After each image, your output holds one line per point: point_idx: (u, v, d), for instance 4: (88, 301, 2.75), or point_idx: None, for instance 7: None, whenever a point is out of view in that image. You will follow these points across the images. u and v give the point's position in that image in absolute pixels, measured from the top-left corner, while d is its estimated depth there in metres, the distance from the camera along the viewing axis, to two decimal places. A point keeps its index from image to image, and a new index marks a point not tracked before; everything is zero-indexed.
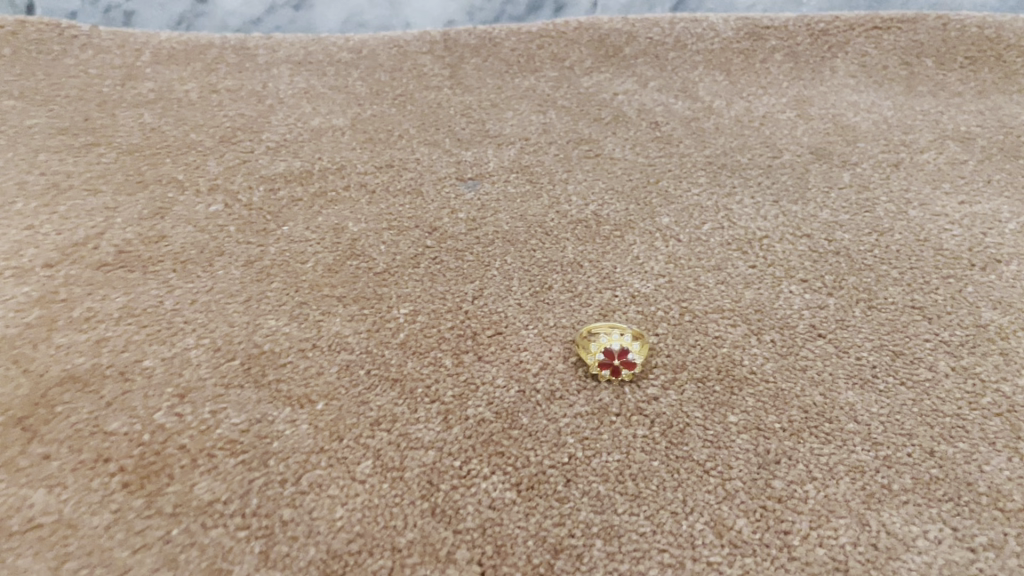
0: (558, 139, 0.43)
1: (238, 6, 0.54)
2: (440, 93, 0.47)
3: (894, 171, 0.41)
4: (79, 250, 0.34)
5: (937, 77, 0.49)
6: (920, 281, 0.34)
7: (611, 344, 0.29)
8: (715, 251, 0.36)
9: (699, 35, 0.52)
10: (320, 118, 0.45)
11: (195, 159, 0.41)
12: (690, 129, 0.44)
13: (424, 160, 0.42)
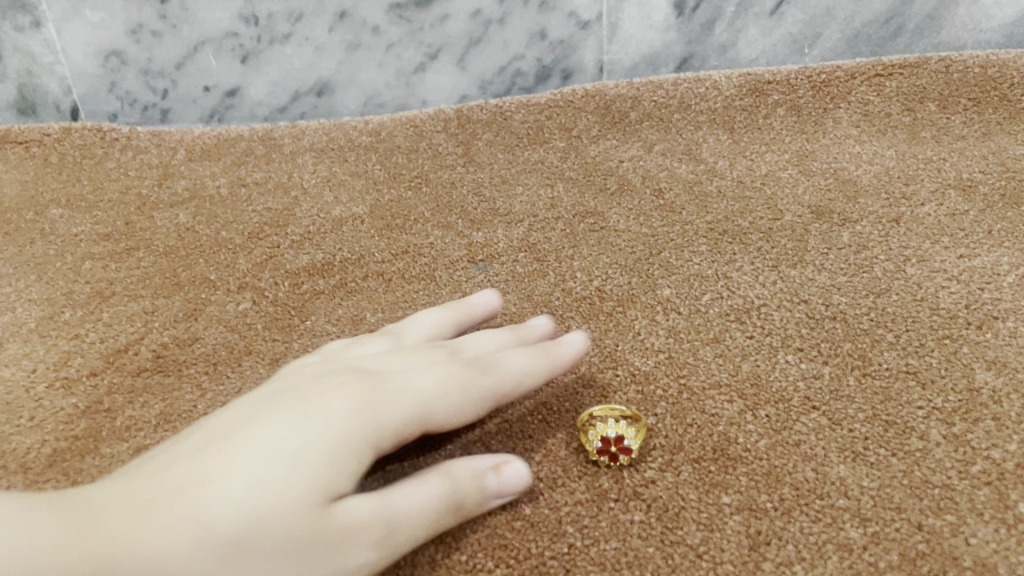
0: (566, 214, 0.45)
1: (264, 96, 0.57)
2: (454, 173, 0.50)
3: (894, 227, 0.42)
4: (121, 357, 0.37)
5: (940, 122, 0.50)
6: (916, 345, 0.35)
7: (607, 432, 0.30)
8: (714, 322, 0.37)
9: (702, 95, 0.53)
10: (341, 206, 0.48)
11: (226, 257, 0.44)
12: (693, 194, 0.46)
13: (437, 244, 0.44)
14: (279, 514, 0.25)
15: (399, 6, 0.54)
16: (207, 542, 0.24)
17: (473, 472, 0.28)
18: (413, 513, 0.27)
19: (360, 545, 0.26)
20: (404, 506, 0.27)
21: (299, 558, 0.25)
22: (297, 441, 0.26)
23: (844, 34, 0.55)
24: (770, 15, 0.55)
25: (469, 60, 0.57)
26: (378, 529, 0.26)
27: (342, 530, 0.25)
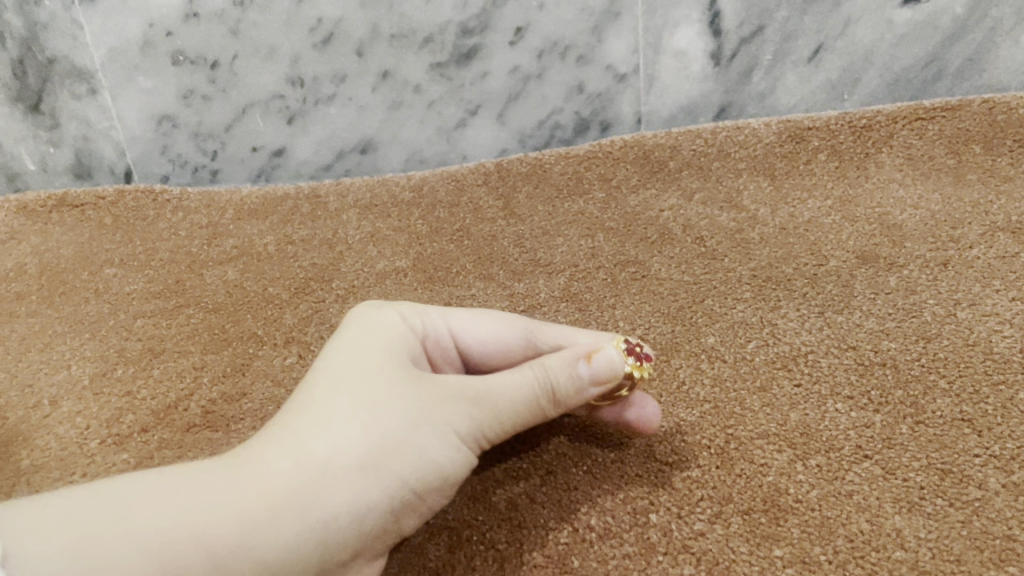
0: (606, 263, 0.46)
1: (309, 155, 0.59)
2: (495, 226, 0.51)
3: (942, 271, 0.41)
4: (171, 412, 0.38)
5: (985, 165, 0.49)
6: (970, 391, 0.34)
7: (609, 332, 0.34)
8: (760, 370, 0.36)
9: (741, 143, 0.53)
10: (385, 261, 0.48)
11: (273, 312, 0.45)
12: (735, 242, 0.46)
13: (479, 297, 0.44)
14: (358, 372, 0.28)
15: (440, 65, 0.55)
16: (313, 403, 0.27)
17: (563, 360, 0.31)
18: (515, 391, 0.29)
19: (474, 409, 0.28)
20: (504, 387, 0.29)
21: (402, 385, 0.28)
22: (344, 338, 0.30)
23: (884, 80, 0.55)
24: (808, 62, 0.54)
25: (508, 115, 0.58)
26: (479, 392, 0.29)
27: (440, 387, 0.28)
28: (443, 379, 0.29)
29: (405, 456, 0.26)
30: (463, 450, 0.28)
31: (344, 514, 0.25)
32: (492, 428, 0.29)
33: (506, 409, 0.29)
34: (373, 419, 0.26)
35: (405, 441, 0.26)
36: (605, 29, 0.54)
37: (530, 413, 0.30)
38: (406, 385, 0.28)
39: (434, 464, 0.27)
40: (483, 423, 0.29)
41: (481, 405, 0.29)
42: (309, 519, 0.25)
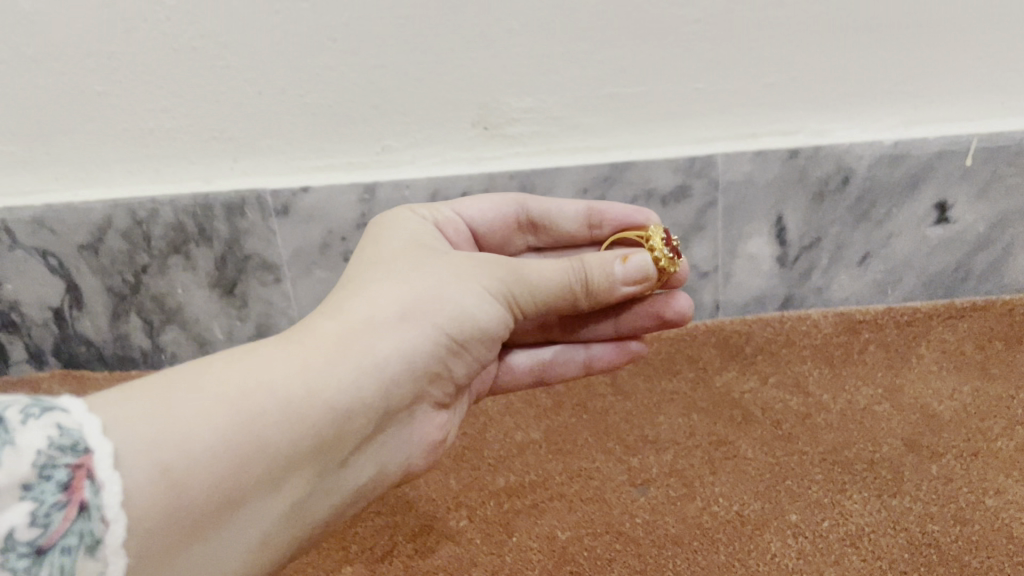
0: (702, 441, 0.58)
1: None
2: (606, 401, 0.63)
3: (974, 460, 0.53)
4: (380, 565, 0.50)
5: (1008, 360, 0.61)
6: (996, 571, 0.45)
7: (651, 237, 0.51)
8: (834, 547, 0.48)
9: (806, 332, 0.66)
10: (523, 432, 0.61)
11: (440, 477, 0.57)
12: (805, 424, 0.58)
13: (604, 468, 0.56)
14: (391, 262, 0.44)
15: None
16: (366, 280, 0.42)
17: (604, 263, 0.47)
18: (549, 270, 0.45)
19: (507, 286, 0.44)
20: (534, 271, 0.45)
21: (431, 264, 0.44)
22: (371, 252, 0.46)
23: (921, 281, 0.67)
24: (858, 265, 0.67)
25: None
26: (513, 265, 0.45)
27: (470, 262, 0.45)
28: (450, 258, 0.45)
29: (442, 312, 0.42)
30: (495, 309, 0.44)
31: (400, 357, 0.40)
32: (524, 296, 0.45)
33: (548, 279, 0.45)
34: (405, 285, 0.42)
35: (438, 295, 0.42)
36: (691, 238, 0.67)
37: (561, 293, 0.46)
38: (422, 270, 0.44)
39: (471, 317, 0.43)
40: (514, 292, 0.45)
41: (517, 285, 0.45)
42: (374, 356, 0.39)
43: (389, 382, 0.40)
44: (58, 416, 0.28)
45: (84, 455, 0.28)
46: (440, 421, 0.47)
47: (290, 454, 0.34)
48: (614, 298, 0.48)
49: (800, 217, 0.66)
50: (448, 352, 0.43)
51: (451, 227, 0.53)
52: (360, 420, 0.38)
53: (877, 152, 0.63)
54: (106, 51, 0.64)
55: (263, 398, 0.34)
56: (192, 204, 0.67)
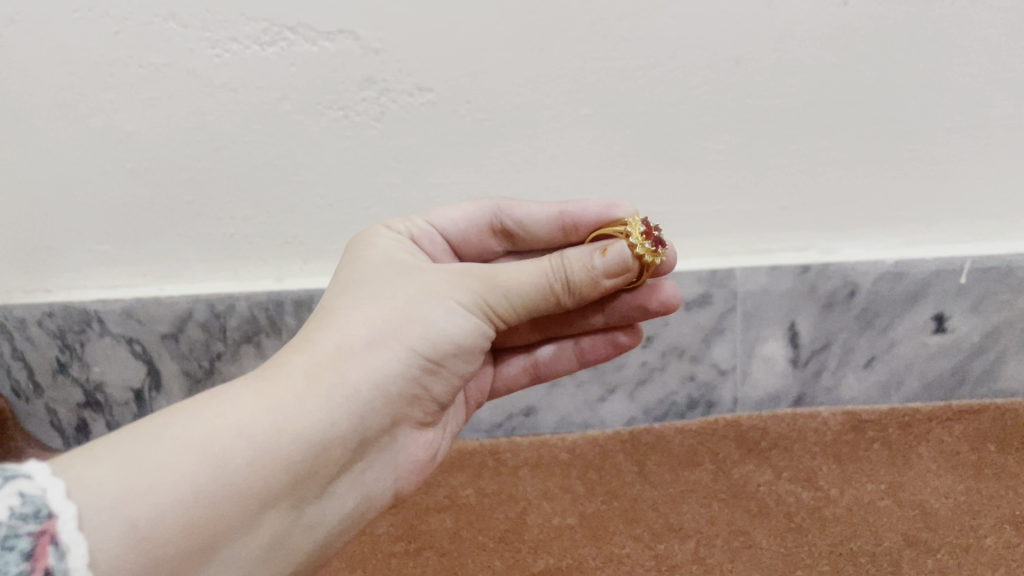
0: (722, 530, 0.65)
1: (486, 415, 0.79)
2: (635, 489, 0.70)
3: (964, 556, 0.60)
4: None
5: (998, 462, 0.68)
6: None
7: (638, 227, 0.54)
8: None
9: (817, 430, 0.72)
10: (559, 517, 0.68)
11: (487, 558, 0.65)
12: (814, 517, 0.65)
13: (634, 554, 0.64)
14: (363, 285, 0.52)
15: None
16: (339, 306, 0.50)
17: (578, 254, 0.53)
18: (523, 276, 0.52)
19: (476, 295, 0.52)
20: (505, 278, 0.52)
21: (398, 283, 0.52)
22: (346, 276, 0.54)
23: (921, 384, 0.75)
24: (863, 368, 0.74)
25: (637, 394, 0.77)
26: (478, 277, 0.52)
27: (436, 279, 0.52)
28: (420, 277, 0.52)
29: (411, 332, 0.50)
30: (466, 322, 0.52)
31: (370, 382, 0.48)
32: (498, 301, 0.52)
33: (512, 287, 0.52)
34: (375, 311, 0.50)
35: (407, 315, 0.50)
36: (712, 340, 0.74)
37: (536, 294, 0.53)
38: (392, 292, 0.51)
39: (442, 333, 0.51)
40: (487, 299, 0.52)
41: (489, 289, 0.52)
42: (344, 382, 0.46)
43: (359, 402, 0.47)
44: (19, 491, 0.33)
45: (45, 522, 0.33)
46: (420, 435, 0.56)
47: (264, 481, 0.41)
48: (601, 289, 0.54)
49: (811, 324, 0.73)
50: (422, 371, 0.51)
51: (425, 239, 0.61)
52: (332, 441, 0.45)
53: (878, 270, 0.70)
54: (198, 167, 0.74)
55: (229, 439, 0.40)
56: (266, 300, 0.77)
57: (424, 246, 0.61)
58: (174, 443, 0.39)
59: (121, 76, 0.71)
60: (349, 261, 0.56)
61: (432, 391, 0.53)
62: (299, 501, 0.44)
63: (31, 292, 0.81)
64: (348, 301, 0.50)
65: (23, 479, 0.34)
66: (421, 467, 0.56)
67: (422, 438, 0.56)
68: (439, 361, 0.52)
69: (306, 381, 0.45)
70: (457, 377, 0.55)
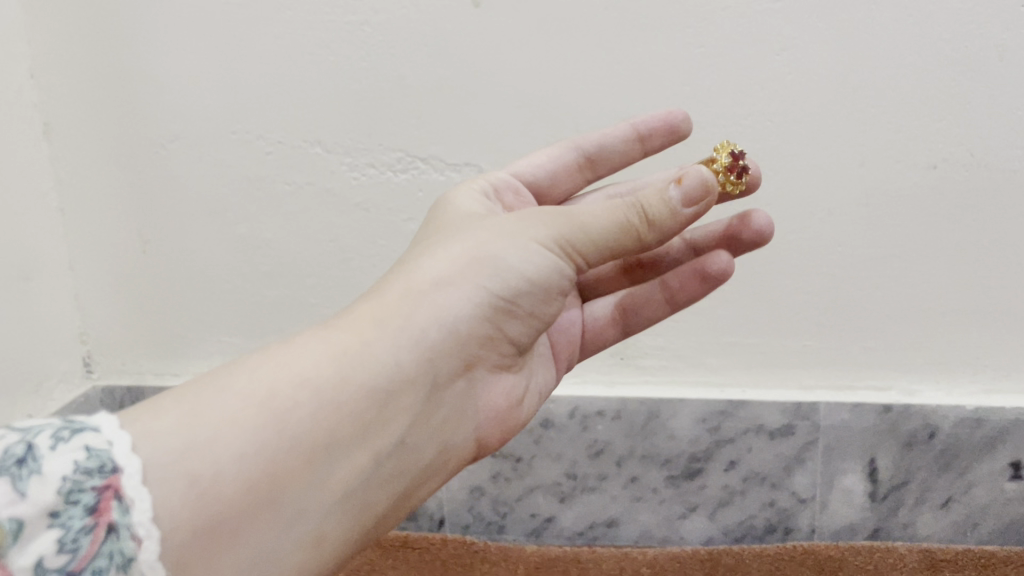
0: None
1: (571, 523, 0.84)
2: None
3: None
4: None
5: None
6: None
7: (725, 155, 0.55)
8: None
9: (892, 564, 0.76)
10: None
11: None
12: None
13: None
14: (441, 238, 0.51)
15: (674, 477, 0.80)
16: (415, 256, 0.49)
17: (658, 192, 0.48)
18: (602, 208, 0.48)
19: (549, 228, 0.48)
20: (582, 209, 0.49)
21: (473, 230, 0.50)
22: (431, 232, 0.53)
23: (997, 527, 0.77)
24: (940, 507, 0.77)
25: (717, 515, 0.81)
26: (559, 215, 0.48)
27: (516, 221, 0.49)
28: (495, 222, 0.50)
29: (479, 275, 0.47)
30: (540, 259, 0.48)
31: (439, 325, 0.45)
32: (577, 238, 0.48)
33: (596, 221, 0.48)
34: (444, 259, 0.48)
35: (475, 259, 0.47)
36: (794, 469, 0.78)
37: (616, 228, 0.48)
38: (461, 242, 0.49)
39: (515, 270, 0.47)
40: (564, 234, 0.48)
41: (563, 222, 0.48)
42: (410, 324, 0.44)
43: (429, 348, 0.45)
44: (86, 444, 0.33)
45: (111, 476, 0.33)
46: (503, 388, 0.53)
47: (331, 425, 0.40)
48: (683, 221, 0.49)
49: (891, 461, 0.76)
50: (497, 316, 0.48)
51: (507, 190, 0.60)
52: (402, 385, 0.43)
53: (960, 414, 0.74)
54: (325, 274, 0.82)
55: (291, 386, 0.39)
56: None
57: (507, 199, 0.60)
58: (236, 393, 0.38)
59: (269, 191, 0.81)
60: (432, 222, 0.55)
61: (509, 339, 0.50)
62: (374, 448, 0.42)
63: (163, 375, 0.89)
64: (426, 251, 0.49)
65: (92, 431, 0.34)
66: (505, 422, 0.53)
67: (504, 392, 0.53)
68: (517, 305, 0.48)
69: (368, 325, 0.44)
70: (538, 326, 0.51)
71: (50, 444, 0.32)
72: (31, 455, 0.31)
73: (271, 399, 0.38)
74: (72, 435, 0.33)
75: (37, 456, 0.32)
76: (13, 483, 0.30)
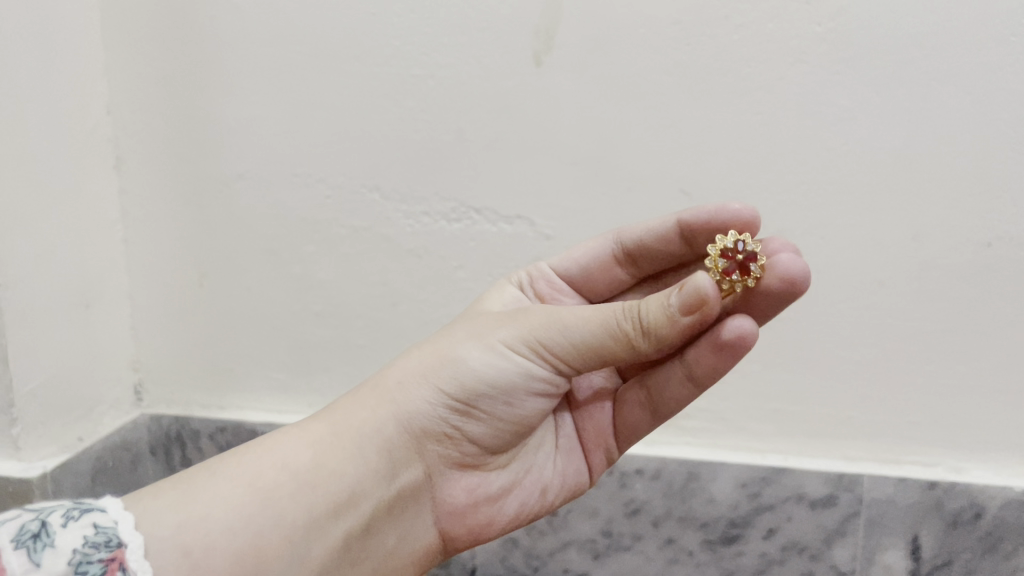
0: None
1: None
2: None
3: None
4: None
5: None
6: None
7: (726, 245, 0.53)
8: None
9: None
10: None
11: None
12: None
13: None
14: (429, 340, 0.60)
15: (710, 541, 0.79)
16: (405, 357, 0.59)
17: (659, 299, 0.48)
18: (587, 313, 0.51)
19: (513, 334, 0.55)
20: (561, 312, 0.53)
21: (452, 333, 0.59)
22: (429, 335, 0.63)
23: None
24: None
25: None
26: (542, 319, 0.54)
27: (486, 327, 0.57)
28: (471, 327, 0.58)
29: (439, 374, 0.56)
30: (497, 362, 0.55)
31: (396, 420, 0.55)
32: (547, 340, 0.53)
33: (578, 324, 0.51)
34: (417, 362, 0.58)
35: (442, 360, 0.57)
36: (833, 541, 0.77)
37: (602, 335, 0.50)
38: (436, 348, 0.58)
39: (471, 371, 0.55)
40: (532, 336, 0.54)
41: (526, 326, 0.54)
42: None
43: (383, 439, 0.55)
44: (93, 523, 0.44)
45: (115, 549, 0.44)
46: (470, 483, 0.59)
47: (283, 502, 0.50)
48: (678, 330, 0.47)
49: (934, 540, 0.75)
50: (456, 415, 0.56)
51: (543, 280, 0.68)
52: (359, 475, 0.53)
53: (1008, 495, 0.72)
54: (373, 316, 0.84)
55: (265, 466, 0.52)
56: None
57: (540, 288, 0.67)
58: (240, 474, 0.51)
59: (325, 234, 0.83)
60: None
61: (475, 436, 0.57)
62: (326, 529, 0.51)
63: (208, 407, 0.91)
64: (412, 353, 0.59)
65: (98, 513, 0.46)
66: (469, 514, 0.59)
67: (471, 484, 0.59)
68: (474, 406, 0.55)
69: (343, 425, 0.55)
70: (505, 429, 0.57)
71: (61, 523, 0.44)
72: (45, 531, 0.43)
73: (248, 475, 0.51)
74: (81, 517, 0.45)
75: (49, 532, 0.43)
76: (30, 555, 0.41)
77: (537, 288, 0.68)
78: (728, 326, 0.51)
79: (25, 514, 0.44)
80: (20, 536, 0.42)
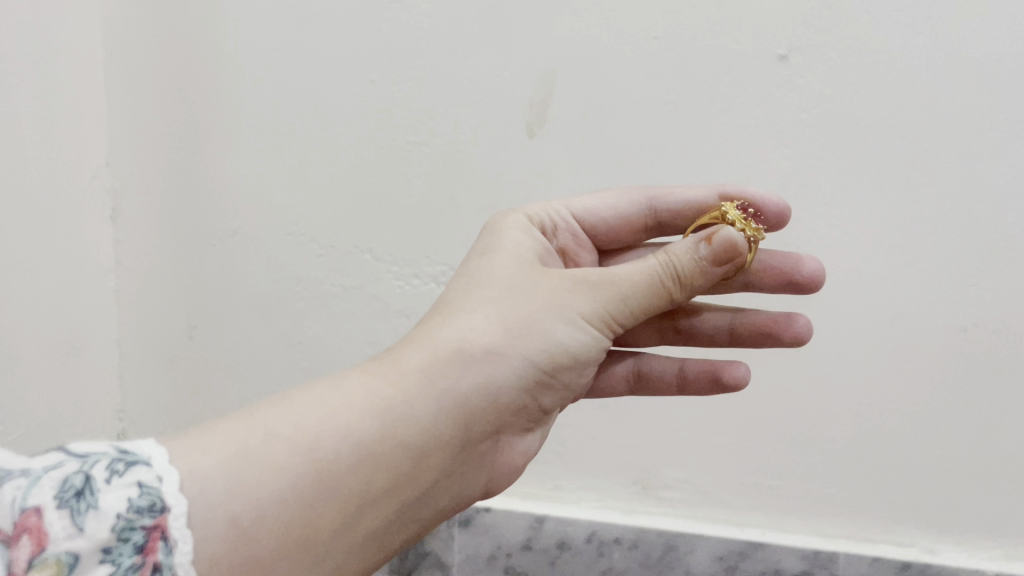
0: None
1: None
2: None
3: None
4: None
5: None
6: None
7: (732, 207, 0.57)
8: None
9: None
10: None
11: None
12: None
13: None
14: (485, 280, 0.53)
15: None
16: (469, 304, 0.52)
17: (688, 245, 0.52)
18: (634, 271, 0.52)
19: (596, 303, 0.52)
20: (618, 271, 0.53)
21: (522, 283, 0.52)
22: (470, 266, 0.55)
23: None
24: None
25: None
26: (592, 275, 0.52)
27: (567, 287, 0.52)
28: (549, 282, 0.52)
29: (528, 344, 0.50)
30: (579, 331, 0.52)
31: (479, 388, 0.49)
32: (615, 307, 0.52)
33: (628, 281, 0.52)
34: (492, 317, 0.51)
35: (527, 323, 0.51)
36: None
37: (648, 293, 0.52)
38: (510, 301, 0.51)
39: (557, 343, 0.51)
40: (606, 307, 0.52)
41: (607, 298, 0.52)
42: (454, 382, 0.48)
43: (464, 406, 0.48)
44: (137, 481, 0.37)
45: (159, 515, 0.36)
46: (521, 445, 0.55)
47: (364, 472, 0.43)
48: (711, 279, 0.52)
49: None
50: (535, 386, 0.52)
51: (566, 229, 0.62)
52: (437, 442, 0.47)
53: None
54: None
55: (339, 432, 0.43)
56: None
57: (566, 243, 0.62)
58: (303, 436, 0.42)
59: (316, 291, 0.84)
60: (471, 260, 0.56)
61: (539, 398, 0.53)
62: (404, 498, 0.46)
63: None
64: (472, 298, 0.52)
65: (142, 466, 0.37)
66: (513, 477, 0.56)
67: (522, 449, 0.56)
68: (551, 375, 0.52)
69: (417, 380, 0.47)
70: (563, 390, 0.55)
71: (105, 478, 0.36)
72: (87, 489, 0.35)
73: (325, 447, 0.42)
74: (126, 470, 0.37)
75: (94, 489, 0.35)
76: (72, 517, 0.34)
77: (562, 239, 0.62)
78: (734, 371, 0.62)
79: (63, 461, 0.36)
80: (60, 493, 0.34)
